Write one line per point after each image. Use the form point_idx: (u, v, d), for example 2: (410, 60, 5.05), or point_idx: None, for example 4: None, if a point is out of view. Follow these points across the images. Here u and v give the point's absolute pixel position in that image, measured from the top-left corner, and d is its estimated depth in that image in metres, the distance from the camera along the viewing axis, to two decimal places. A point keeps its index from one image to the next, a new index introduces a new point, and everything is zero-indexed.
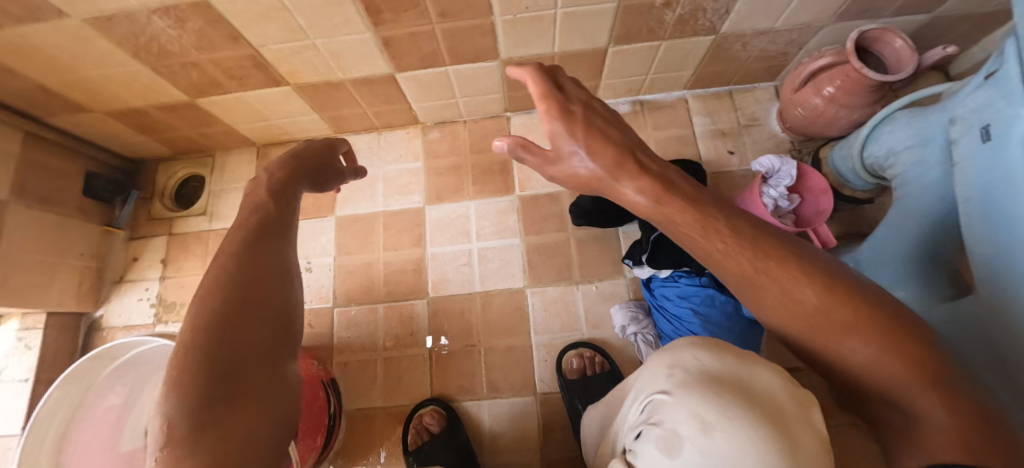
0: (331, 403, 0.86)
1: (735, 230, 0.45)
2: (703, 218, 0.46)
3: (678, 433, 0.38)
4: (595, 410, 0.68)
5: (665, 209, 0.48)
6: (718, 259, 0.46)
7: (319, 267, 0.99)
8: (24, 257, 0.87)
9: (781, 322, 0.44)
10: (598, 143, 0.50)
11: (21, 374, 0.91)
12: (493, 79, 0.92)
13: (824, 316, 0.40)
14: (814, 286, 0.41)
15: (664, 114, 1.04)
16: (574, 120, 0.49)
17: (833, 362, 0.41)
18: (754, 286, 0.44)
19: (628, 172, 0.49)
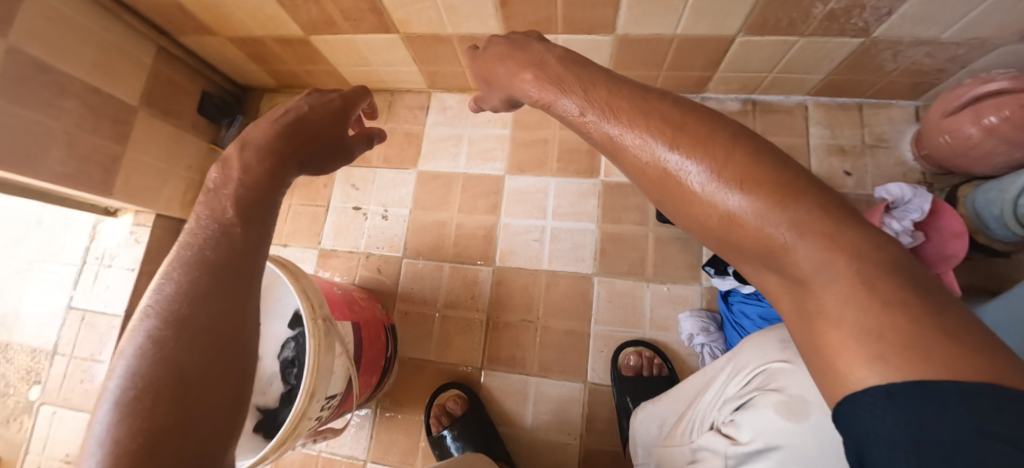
0: (389, 347, 0.89)
1: (591, 94, 0.41)
2: (564, 91, 0.44)
3: (803, 398, 0.45)
4: (657, 406, 0.70)
5: (544, 93, 0.47)
6: (584, 131, 0.42)
7: (395, 217, 1.02)
8: (141, 162, 0.96)
9: (646, 189, 0.38)
10: (504, 58, 0.55)
11: (129, 263, 1.02)
12: (602, 55, 0.88)
13: (669, 162, 0.35)
14: (665, 132, 0.36)
15: (776, 118, 0.96)
16: (486, 58, 0.59)
17: (713, 235, 0.34)
18: (613, 149, 0.39)
19: (523, 69, 0.50)
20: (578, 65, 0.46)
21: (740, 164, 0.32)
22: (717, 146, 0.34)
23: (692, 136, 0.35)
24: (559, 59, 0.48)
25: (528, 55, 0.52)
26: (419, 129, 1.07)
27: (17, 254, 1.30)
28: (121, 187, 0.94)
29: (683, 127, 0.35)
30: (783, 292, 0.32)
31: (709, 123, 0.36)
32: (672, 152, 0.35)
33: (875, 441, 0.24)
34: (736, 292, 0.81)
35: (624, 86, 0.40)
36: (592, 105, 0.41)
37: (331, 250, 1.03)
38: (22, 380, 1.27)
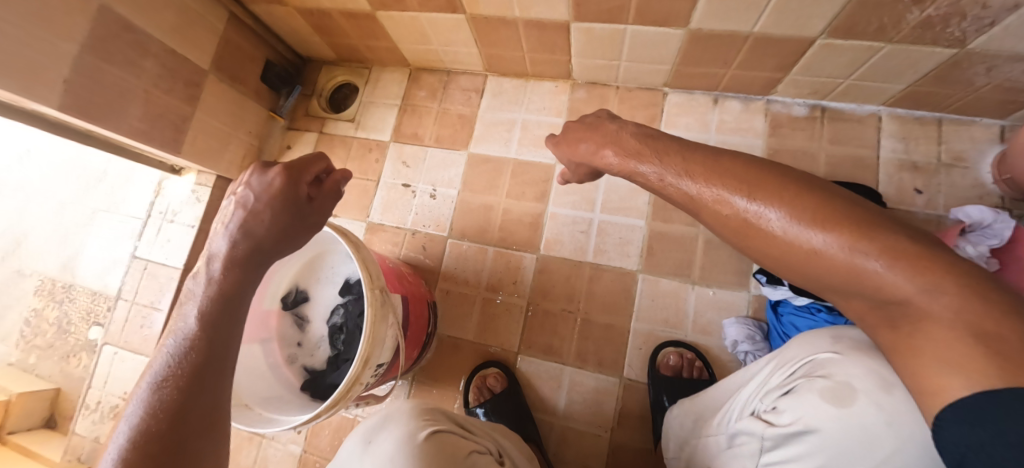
0: (430, 324, 0.92)
1: (666, 162, 0.53)
2: (643, 160, 0.55)
3: (851, 385, 0.41)
4: (689, 405, 0.68)
5: (624, 163, 0.58)
6: (667, 191, 0.53)
7: (443, 197, 1.03)
8: (209, 124, 1.00)
9: (730, 238, 0.48)
10: (580, 138, 0.66)
11: (190, 220, 1.07)
12: (669, 49, 0.85)
13: (748, 211, 0.45)
14: (743, 189, 0.46)
15: (846, 127, 0.92)
16: (565, 142, 0.70)
17: (793, 270, 0.44)
18: (695, 203, 0.50)
19: (601, 145, 0.61)
20: (649, 138, 0.58)
21: (813, 207, 0.42)
22: (790, 195, 0.43)
23: (764, 188, 0.45)
24: (633, 135, 0.59)
25: (603, 133, 0.63)
26: (473, 111, 1.07)
27: (88, 203, 1.42)
28: (190, 147, 0.98)
29: (754, 183, 0.46)
30: (868, 311, 0.40)
31: (779, 177, 0.46)
32: (750, 202, 0.45)
33: (957, 443, 0.32)
34: (787, 303, 0.79)
35: (697, 152, 0.52)
36: (669, 172, 0.53)
37: (379, 224, 1.05)
38: (83, 320, 1.36)
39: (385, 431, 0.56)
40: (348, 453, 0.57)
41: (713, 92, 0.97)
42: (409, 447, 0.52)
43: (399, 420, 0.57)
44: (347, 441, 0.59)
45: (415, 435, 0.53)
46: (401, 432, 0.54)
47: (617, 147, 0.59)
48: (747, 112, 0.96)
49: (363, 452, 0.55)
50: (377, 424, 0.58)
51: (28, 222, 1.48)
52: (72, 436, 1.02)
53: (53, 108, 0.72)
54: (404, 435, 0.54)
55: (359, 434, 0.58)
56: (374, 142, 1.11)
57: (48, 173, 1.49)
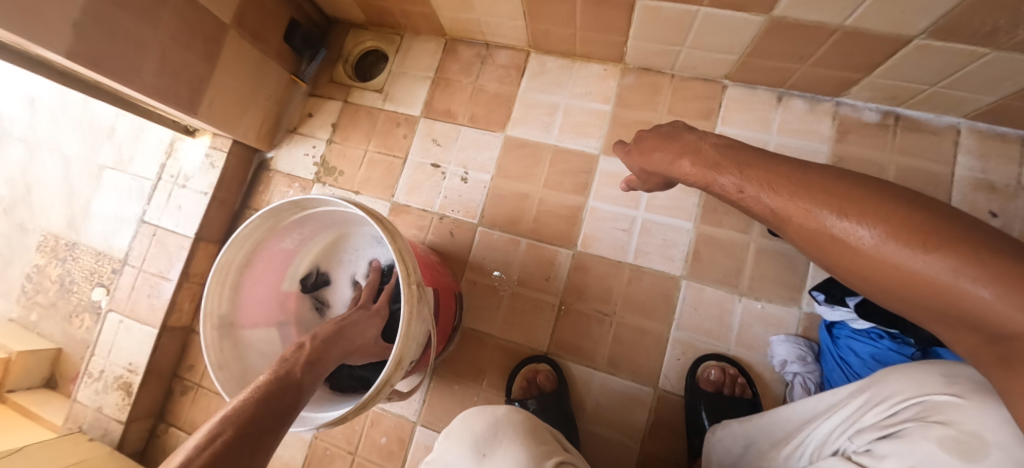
0: (456, 316, 0.87)
1: (747, 173, 0.46)
2: (720, 171, 0.49)
3: (980, 437, 0.35)
4: (739, 427, 0.61)
5: (699, 174, 0.51)
6: (749, 205, 0.47)
7: (475, 181, 0.96)
8: (227, 85, 0.92)
9: (810, 255, 0.42)
10: (653, 147, 0.59)
11: (203, 187, 1.01)
12: (742, 37, 0.77)
13: (837, 228, 0.38)
14: (832, 202, 0.39)
15: (919, 139, 0.85)
16: (636, 149, 0.62)
17: (882, 293, 0.37)
18: (778, 219, 0.44)
19: (679, 155, 0.54)
20: (730, 148, 0.51)
21: (914, 225, 0.34)
22: (884, 209, 0.36)
23: (858, 202, 0.38)
24: (712, 144, 0.52)
25: (678, 143, 0.56)
26: (512, 90, 0.99)
27: (95, 158, 1.35)
28: (206, 109, 0.90)
29: (849, 197, 0.39)
30: (979, 347, 0.33)
31: (879, 191, 0.38)
32: (840, 219, 0.38)
33: None
34: (844, 326, 0.74)
35: (783, 165, 0.45)
36: (750, 185, 0.46)
37: (404, 205, 0.99)
38: (86, 280, 1.31)
39: (501, 449, 0.55)
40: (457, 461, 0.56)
41: (777, 89, 0.90)
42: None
43: (516, 437, 0.55)
44: (449, 444, 0.59)
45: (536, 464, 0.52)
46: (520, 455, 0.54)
47: (694, 156, 0.52)
48: (813, 114, 0.88)
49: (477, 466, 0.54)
50: (487, 435, 0.57)
51: (32, 173, 1.42)
52: (74, 404, 0.98)
53: (60, 55, 0.65)
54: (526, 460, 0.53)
55: (466, 441, 0.57)
56: (403, 116, 1.03)
57: (55, 123, 1.41)
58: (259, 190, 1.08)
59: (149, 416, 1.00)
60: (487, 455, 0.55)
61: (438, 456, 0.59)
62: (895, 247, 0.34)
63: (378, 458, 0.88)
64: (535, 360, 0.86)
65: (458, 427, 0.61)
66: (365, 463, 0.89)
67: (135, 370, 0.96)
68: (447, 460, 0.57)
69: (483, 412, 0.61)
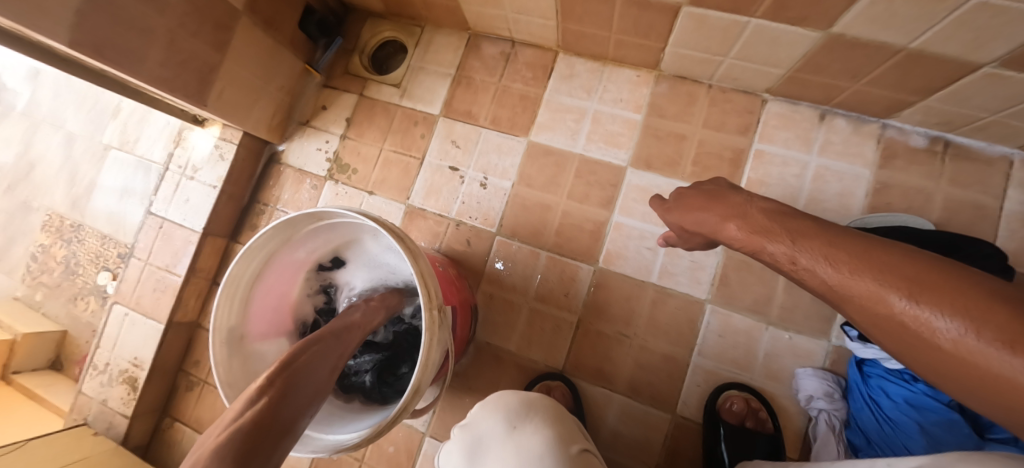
0: (471, 330, 0.85)
1: (799, 243, 0.42)
2: (769, 238, 0.46)
3: None
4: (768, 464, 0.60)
5: (748, 241, 0.49)
6: (802, 277, 0.42)
7: (495, 188, 0.92)
8: (239, 75, 0.87)
9: (880, 342, 0.36)
10: (697, 207, 0.57)
11: (212, 180, 0.97)
12: (793, 52, 0.72)
13: (905, 314, 0.33)
14: (898, 283, 0.34)
15: (970, 169, 0.80)
16: (676, 209, 0.61)
17: (972, 400, 0.30)
18: (837, 297, 0.39)
19: (725, 217, 0.52)
20: (783, 215, 0.47)
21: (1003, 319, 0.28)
22: (965, 294, 0.30)
23: (933, 285, 0.32)
24: (762, 210, 0.50)
25: (725, 205, 0.54)
26: (538, 93, 0.94)
27: (99, 137, 1.31)
28: (217, 99, 0.85)
29: (921, 279, 0.33)
30: None
31: (963, 276, 0.32)
32: (910, 304, 0.32)
33: None
34: (876, 364, 0.72)
35: (844, 238, 0.40)
36: (803, 254, 0.42)
37: (420, 209, 0.95)
38: (91, 263, 1.29)
39: (533, 424, 0.54)
40: (485, 430, 0.55)
41: (821, 107, 0.85)
42: (563, 457, 0.51)
43: (547, 418, 0.55)
44: (479, 411, 0.58)
45: (567, 448, 0.52)
46: (551, 435, 0.53)
47: (741, 221, 0.49)
48: (857, 136, 0.84)
49: (505, 436, 0.54)
50: (520, 409, 0.56)
51: (35, 149, 1.38)
52: (78, 395, 0.97)
53: (62, 44, 0.60)
54: (556, 441, 0.52)
55: (499, 409, 0.56)
56: (422, 114, 0.99)
57: (59, 98, 1.37)
58: (269, 184, 1.04)
59: (154, 411, 0.98)
60: (518, 428, 0.54)
61: (466, 422, 0.58)
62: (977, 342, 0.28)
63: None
64: (549, 377, 0.83)
65: (489, 401, 0.60)
66: None
67: (141, 365, 0.94)
68: (477, 418, 0.57)
69: (517, 390, 0.60)
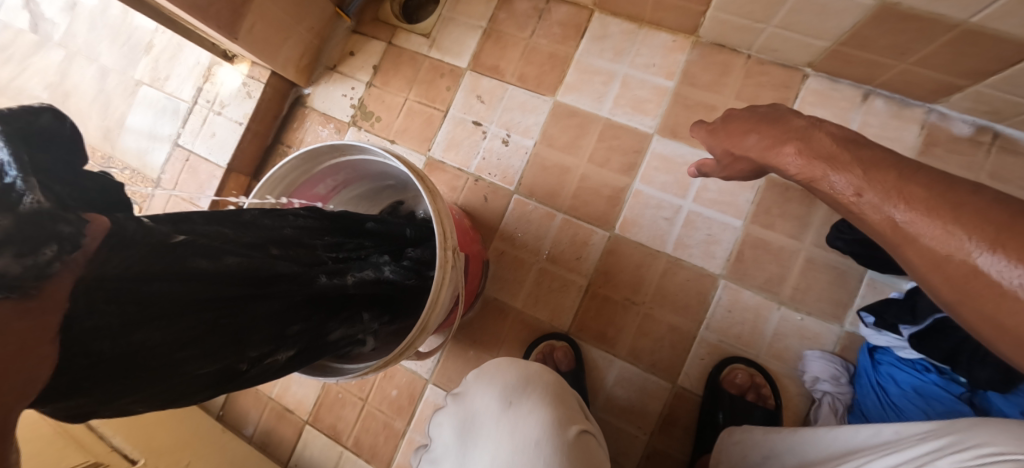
0: (481, 282, 0.86)
1: (871, 174, 0.39)
2: (837, 169, 0.42)
3: None
4: (757, 432, 0.59)
5: (807, 168, 0.46)
6: (862, 209, 0.40)
7: (516, 145, 0.91)
8: (270, 10, 0.87)
9: (932, 285, 0.34)
10: (747, 129, 0.55)
11: (238, 116, 0.98)
12: (841, 22, 0.68)
13: (984, 265, 0.30)
14: (980, 225, 0.31)
15: (1016, 163, 0.76)
16: (723, 131, 0.60)
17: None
18: (900, 237, 0.36)
19: (780, 141, 0.49)
20: (851, 143, 0.44)
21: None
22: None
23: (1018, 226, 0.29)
24: (828, 133, 0.46)
25: (784, 128, 0.51)
26: (568, 53, 0.92)
27: (131, 72, 1.33)
28: (247, 34, 0.85)
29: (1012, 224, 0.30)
30: None
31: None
32: (988, 253, 0.30)
33: None
34: (888, 352, 0.70)
35: (923, 175, 0.36)
36: (872, 191, 0.39)
37: (439, 162, 0.95)
38: None
39: (528, 402, 0.55)
40: (479, 404, 0.57)
41: (863, 86, 0.82)
42: (558, 442, 0.51)
43: (542, 394, 0.56)
44: (476, 387, 0.59)
45: (563, 432, 0.52)
46: (548, 415, 0.53)
47: (801, 145, 0.47)
48: (897, 120, 0.81)
49: (500, 413, 0.54)
50: (517, 385, 0.57)
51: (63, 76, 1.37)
52: None
53: None
54: (553, 422, 0.53)
55: (495, 386, 0.57)
56: (448, 67, 0.97)
57: (93, 30, 1.37)
58: (293, 127, 1.05)
59: None
60: (512, 405, 0.55)
61: (461, 396, 0.60)
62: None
63: (387, 411, 0.90)
64: (552, 336, 0.84)
65: (484, 371, 0.61)
66: (375, 412, 0.91)
67: None
68: (478, 394, 0.58)
69: (516, 364, 0.61)
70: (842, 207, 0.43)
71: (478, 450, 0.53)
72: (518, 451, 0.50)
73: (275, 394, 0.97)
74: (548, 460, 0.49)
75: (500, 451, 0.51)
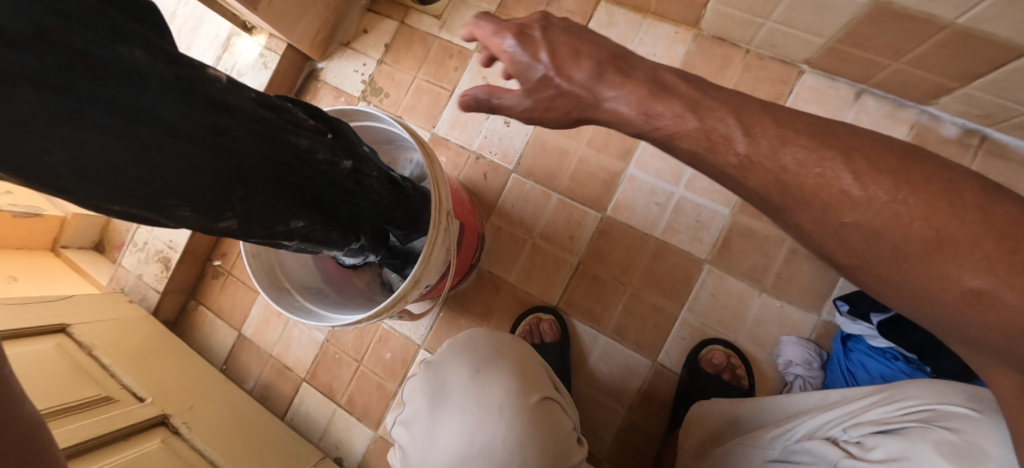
0: (476, 254, 0.89)
1: (763, 126, 0.35)
2: (721, 129, 0.36)
3: (985, 449, 0.35)
4: (714, 404, 0.63)
5: (664, 113, 0.37)
6: (756, 172, 0.36)
7: (517, 127, 0.95)
8: None
9: (842, 243, 0.35)
10: (588, 56, 0.39)
11: (254, 86, 1.03)
12: (837, 20, 0.70)
13: (905, 231, 0.32)
14: (902, 186, 0.32)
15: (1003, 167, 0.78)
16: (546, 49, 0.40)
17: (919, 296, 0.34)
18: (801, 200, 0.35)
19: (631, 81, 0.38)
20: (699, 86, 0.39)
21: (1000, 226, 0.30)
22: (963, 206, 0.31)
23: (928, 190, 0.32)
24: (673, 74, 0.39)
25: (629, 64, 0.39)
26: None
27: None
28: (267, 6, 0.89)
29: (917, 182, 0.32)
30: None
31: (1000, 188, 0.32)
32: (910, 218, 0.32)
33: None
34: (861, 340, 0.73)
35: (807, 125, 0.36)
36: (768, 154, 0.35)
37: (443, 138, 0.99)
38: None
39: (496, 371, 0.58)
40: (449, 371, 0.59)
41: (859, 85, 0.84)
42: (521, 408, 0.54)
43: (511, 364, 0.59)
44: (446, 354, 0.61)
45: (526, 399, 0.55)
46: (513, 382, 0.57)
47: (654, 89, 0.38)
48: (890, 120, 0.83)
49: (467, 379, 0.57)
50: (487, 355, 0.59)
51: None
52: (118, 268, 1.06)
53: None
54: (517, 389, 0.56)
55: (466, 355, 0.60)
56: (457, 48, 1.01)
57: None
58: (306, 99, 1.10)
59: (181, 292, 1.08)
60: (481, 371, 0.57)
61: (432, 363, 0.60)
62: (963, 253, 0.31)
63: (381, 373, 0.95)
64: (541, 310, 0.87)
65: (459, 341, 0.62)
66: (369, 373, 0.95)
67: (175, 248, 1.02)
68: (446, 363, 0.60)
69: (489, 334, 0.63)
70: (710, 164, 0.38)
71: (446, 412, 0.55)
72: (482, 413, 0.54)
73: (275, 352, 1.02)
74: (506, 424, 0.53)
75: (466, 413, 0.54)
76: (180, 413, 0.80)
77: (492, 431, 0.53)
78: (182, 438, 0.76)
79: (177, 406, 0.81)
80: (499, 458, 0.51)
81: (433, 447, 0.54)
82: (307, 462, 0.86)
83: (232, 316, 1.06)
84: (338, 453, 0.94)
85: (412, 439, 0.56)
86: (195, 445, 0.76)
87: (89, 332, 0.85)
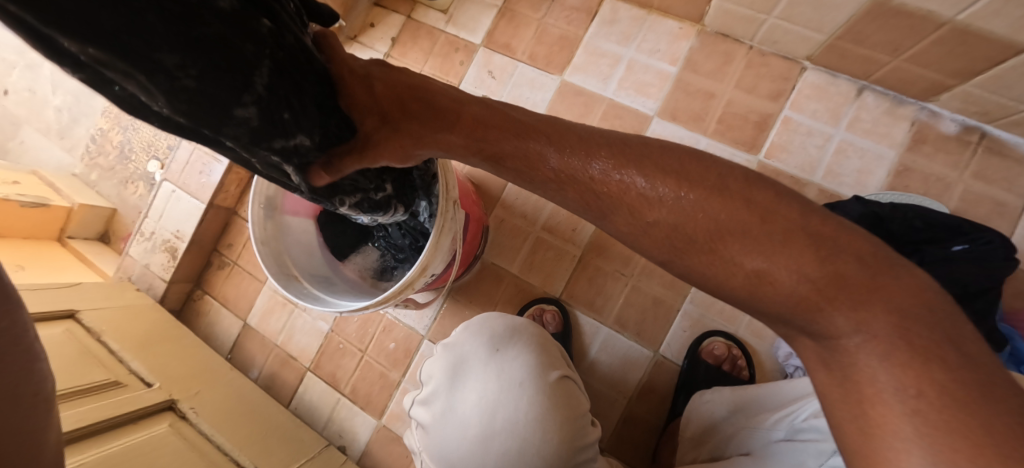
0: (481, 245, 0.90)
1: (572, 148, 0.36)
2: (539, 148, 0.37)
3: None
4: (717, 394, 0.65)
5: (483, 138, 0.38)
6: (575, 193, 0.37)
7: None
8: None
9: (657, 246, 0.36)
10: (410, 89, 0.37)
11: None
12: (837, 16, 0.71)
13: (734, 250, 0.33)
14: (681, 183, 0.35)
15: (1000, 164, 0.79)
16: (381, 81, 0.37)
17: (727, 287, 0.34)
18: (627, 214, 0.36)
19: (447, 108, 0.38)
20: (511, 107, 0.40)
21: (821, 251, 0.31)
22: (736, 199, 0.34)
23: (703, 187, 0.35)
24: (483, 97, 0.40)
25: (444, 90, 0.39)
26: (577, 34, 0.96)
27: None
28: None
29: (724, 193, 0.34)
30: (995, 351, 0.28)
31: None
32: (742, 244, 0.33)
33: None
34: None
35: (613, 145, 0.37)
36: (577, 176, 0.37)
37: None
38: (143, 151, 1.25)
39: (514, 349, 0.58)
40: (468, 350, 0.59)
41: (859, 81, 0.85)
42: (542, 385, 0.56)
43: (528, 343, 0.59)
44: (462, 333, 0.61)
45: (546, 375, 0.57)
46: (532, 360, 0.58)
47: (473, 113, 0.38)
48: (890, 117, 0.84)
49: (487, 358, 0.58)
50: (504, 334, 0.60)
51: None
52: (125, 257, 1.07)
53: None
54: (537, 367, 0.57)
55: (483, 335, 0.60)
56: (463, 42, 1.02)
57: None
58: None
59: (187, 282, 1.09)
60: (501, 350, 0.58)
61: (449, 342, 0.61)
62: (742, 238, 0.33)
63: (384, 362, 0.96)
64: (543, 301, 0.88)
65: (473, 321, 0.63)
66: (372, 363, 0.96)
67: (181, 238, 1.03)
68: (464, 343, 0.60)
69: (502, 315, 0.63)
70: (530, 184, 0.39)
71: (469, 389, 0.56)
72: (506, 389, 0.55)
73: (280, 342, 1.03)
74: (530, 398, 0.55)
75: (489, 389, 0.56)
76: (188, 399, 0.81)
77: (515, 406, 0.54)
78: (189, 422, 0.77)
79: (184, 392, 0.82)
80: (524, 433, 0.53)
81: (458, 423, 0.55)
82: (311, 449, 0.87)
83: (237, 305, 1.07)
84: (341, 442, 0.95)
85: (433, 417, 0.57)
86: (202, 430, 0.77)
87: (97, 318, 0.86)
